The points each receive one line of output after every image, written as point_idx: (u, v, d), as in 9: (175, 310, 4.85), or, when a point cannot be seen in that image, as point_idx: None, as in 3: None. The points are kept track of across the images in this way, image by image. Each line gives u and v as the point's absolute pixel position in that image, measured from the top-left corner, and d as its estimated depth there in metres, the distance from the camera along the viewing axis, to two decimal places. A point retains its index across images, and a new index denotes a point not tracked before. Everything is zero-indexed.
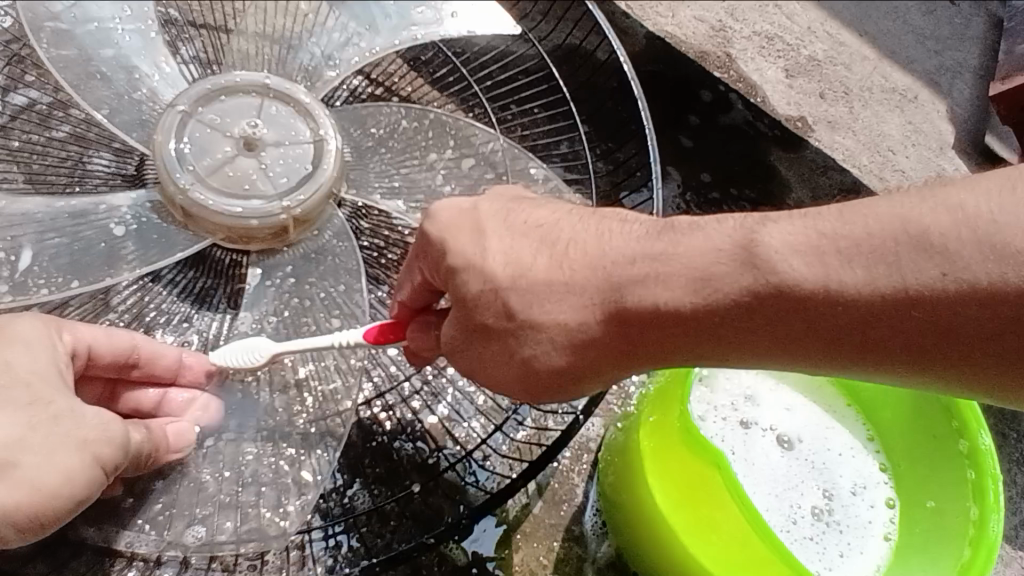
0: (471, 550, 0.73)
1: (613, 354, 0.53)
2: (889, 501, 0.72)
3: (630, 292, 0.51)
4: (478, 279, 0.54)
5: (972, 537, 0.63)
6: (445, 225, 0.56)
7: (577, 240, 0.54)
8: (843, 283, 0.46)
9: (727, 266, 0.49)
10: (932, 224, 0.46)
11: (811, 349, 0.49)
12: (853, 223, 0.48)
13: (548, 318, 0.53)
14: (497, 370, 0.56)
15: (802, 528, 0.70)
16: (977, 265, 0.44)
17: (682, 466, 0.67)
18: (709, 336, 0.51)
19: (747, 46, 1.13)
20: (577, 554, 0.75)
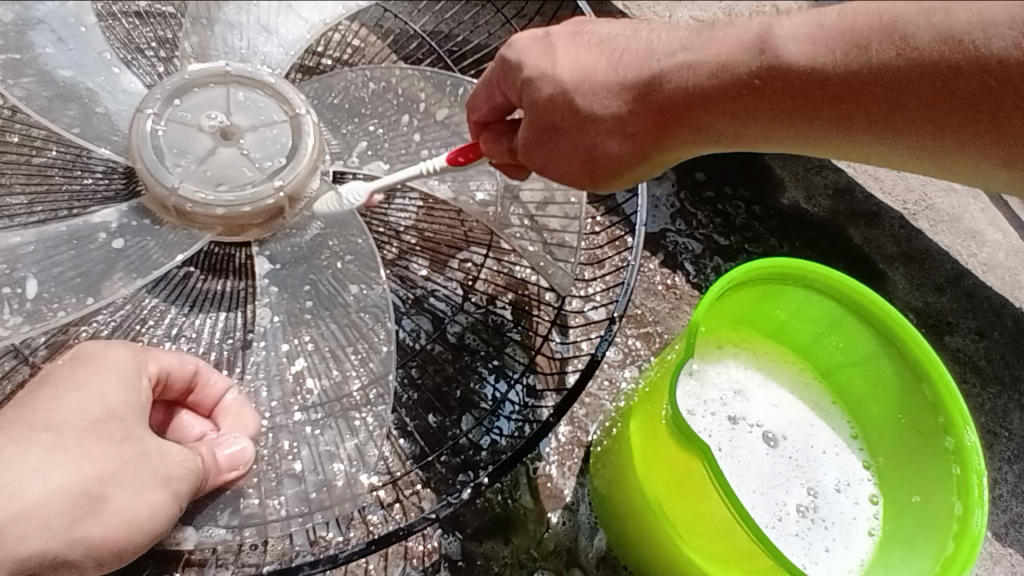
0: (465, 541, 0.75)
1: (652, 126, 0.58)
2: (873, 498, 0.73)
3: (665, 79, 0.56)
4: (551, 85, 0.60)
5: (958, 531, 0.64)
6: (522, 48, 0.63)
7: (630, 47, 0.60)
8: (825, 62, 0.52)
9: (743, 52, 0.54)
10: (900, 11, 0.51)
11: (829, 120, 0.54)
12: (846, 17, 0.53)
13: (601, 111, 0.59)
14: (557, 155, 0.63)
15: (788, 525, 0.70)
16: (926, 42, 0.50)
17: (668, 463, 0.63)
18: (725, 114, 0.56)
19: None
20: (569, 547, 0.76)
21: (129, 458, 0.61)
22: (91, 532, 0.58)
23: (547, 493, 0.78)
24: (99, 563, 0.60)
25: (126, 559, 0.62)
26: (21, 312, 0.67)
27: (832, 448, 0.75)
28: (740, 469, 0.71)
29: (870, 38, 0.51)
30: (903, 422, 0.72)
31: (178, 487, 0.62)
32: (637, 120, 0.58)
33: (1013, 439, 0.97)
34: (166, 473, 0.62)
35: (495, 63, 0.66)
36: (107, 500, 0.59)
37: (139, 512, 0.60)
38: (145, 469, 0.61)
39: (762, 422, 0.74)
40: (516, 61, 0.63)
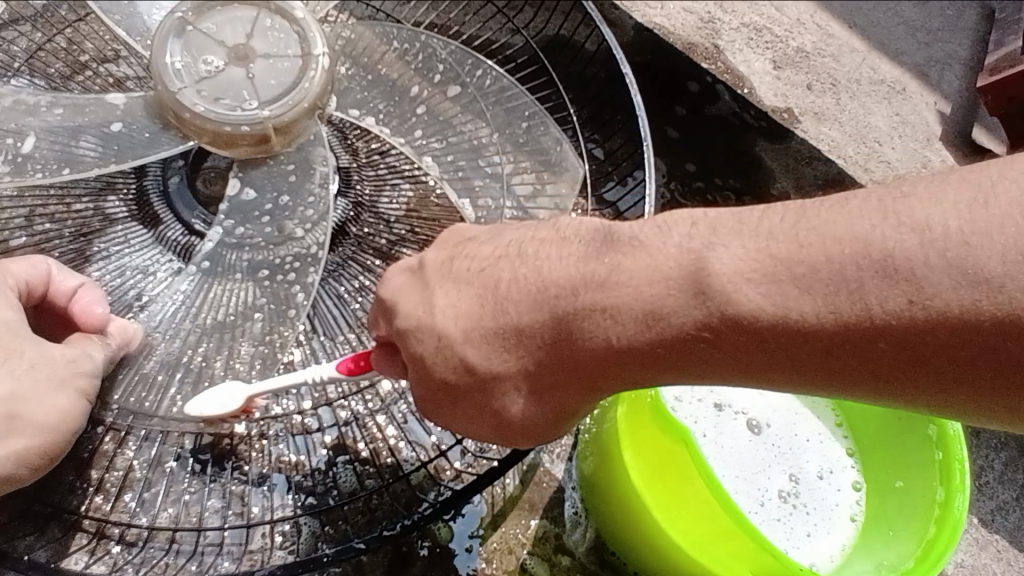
0: (456, 528, 0.76)
1: (568, 376, 0.52)
2: (856, 484, 0.74)
3: (579, 327, 0.50)
4: (433, 339, 0.53)
5: (937, 516, 0.64)
6: (399, 288, 0.57)
7: (518, 275, 0.52)
8: (801, 313, 0.44)
9: (677, 301, 0.47)
10: (894, 242, 0.43)
11: (757, 367, 0.47)
12: (810, 249, 0.45)
13: (499, 367, 0.52)
14: (467, 410, 0.56)
15: (769, 509, 0.71)
16: (941, 295, 0.41)
17: None
18: (671, 367, 0.49)
19: (735, 37, 1.15)
20: (556, 532, 0.77)
21: (21, 372, 0.63)
22: (18, 444, 0.63)
23: (537, 481, 0.79)
24: (33, 470, 0.64)
25: (57, 460, 0.66)
26: (9, 161, 0.71)
27: (817, 436, 0.76)
28: (725, 455, 0.72)
29: (843, 307, 0.43)
30: (886, 410, 0.73)
31: (80, 385, 0.65)
32: (547, 375, 0.52)
33: (1000, 427, 0.98)
34: (65, 376, 0.64)
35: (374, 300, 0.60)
36: (21, 412, 0.63)
37: (52, 414, 0.64)
38: (39, 378, 0.63)
39: (747, 409, 0.75)
40: (394, 303, 0.57)
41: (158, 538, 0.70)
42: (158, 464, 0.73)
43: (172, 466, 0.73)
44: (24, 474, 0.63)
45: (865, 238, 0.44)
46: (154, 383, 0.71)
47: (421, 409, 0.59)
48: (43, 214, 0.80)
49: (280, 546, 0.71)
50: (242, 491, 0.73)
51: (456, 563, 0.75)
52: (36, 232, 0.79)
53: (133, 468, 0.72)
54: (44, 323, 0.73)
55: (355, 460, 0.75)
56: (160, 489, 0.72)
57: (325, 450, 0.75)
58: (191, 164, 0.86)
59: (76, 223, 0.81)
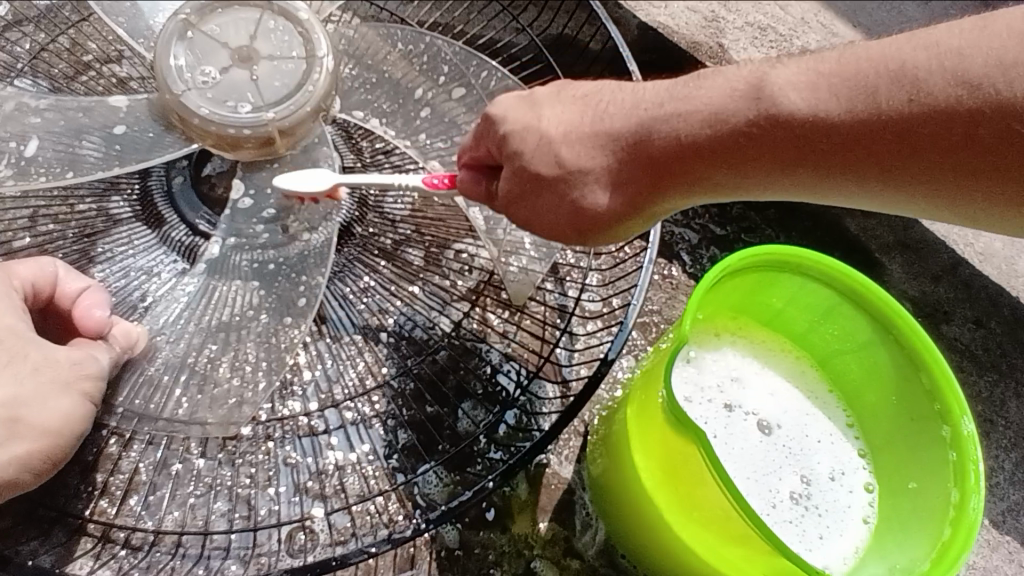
0: (463, 530, 0.75)
1: (643, 177, 0.53)
2: (868, 486, 0.73)
3: (653, 129, 0.52)
4: (535, 138, 0.56)
5: (953, 518, 0.64)
6: (507, 106, 0.59)
7: (616, 99, 0.56)
8: (830, 112, 0.46)
9: (737, 101, 0.49)
10: (906, 57, 0.45)
11: (812, 169, 0.49)
12: (848, 63, 0.47)
13: (585, 164, 0.54)
14: (549, 216, 0.57)
15: (781, 511, 0.70)
16: (938, 88, 0.44)
17: (662, 446, 0.63)
18: (728, 162, 0.50)
19: (740, 36, 1.14)
20: (565, 535, 0.76)
21: (23, 376, 0.63)
22: (21, 448, 0.62)
23: (545, 483, 0.78)
24: (37, 477, 0.63)
25: (61, 464, 0.65)
26: (13, 166, 0.70)
27: (828, 437, 0.75)
28: (736, 456, 0.71)
29: (878, 81, 0.45)
30: (899, 409, 0.72)
31: (83, 388, 0.64)
32: (625, 172, 0.53)
33: (1010, 428, 0.97)
34: (67, 379, 0.64)
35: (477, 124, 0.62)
36: (21, 417, 0.62)
37: (53, 418, 0.63)
38: (40, 382, 0.63)
39: (757, 410, 0.74)
40: (491, 116, 0.59)
41: (164, 541, 0.69)
42: (162, 468, 0.72)
43: (177, 469, 0.72)
44: (25, 480, 0.62)
45: (892, 56, 0.46)
46: (158, 384, 0.70)
47: (506, 215, 0.60)
48: (47, 214, 0.79)
49: (286, 549, 0.70)
50: (249, 494, 0.72)
51: (465, 564, 0.74)
52: (39, 233, 0.79)
53: (137, 471, 0.71)
54: (51, 326, 0.72)
55: (361, 461, 0.75)
56: (166, 492, 0.71)
57: (330, 453, 0.75)
58: (195, 165, 0.85)
59: (79, 223, 0.80)
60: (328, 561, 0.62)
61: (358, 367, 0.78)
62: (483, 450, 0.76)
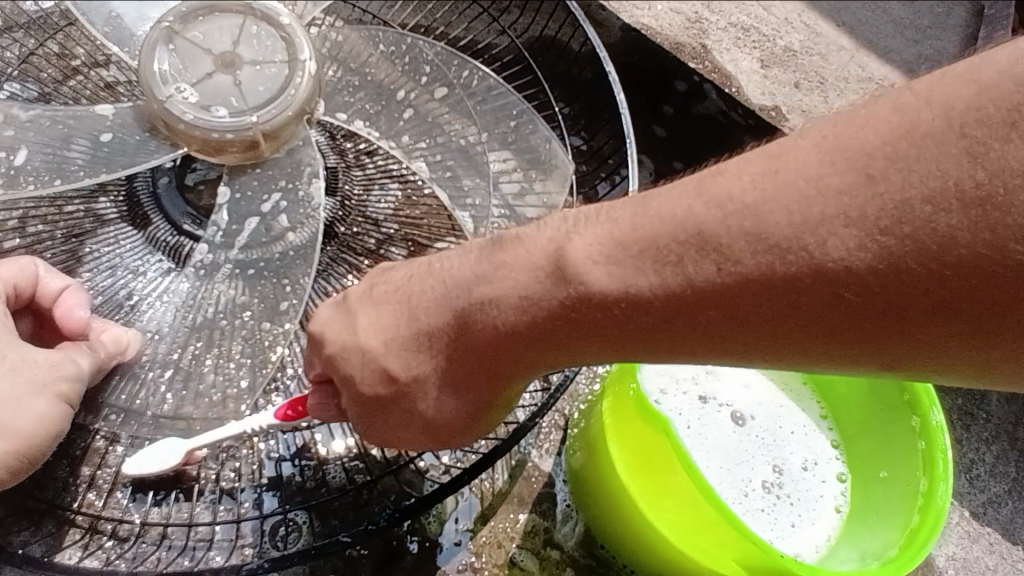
0: (445, 522, 0.76)
1: (470, 372, 0.54)
2: (841, 476, 0.74)
3: (472, 318, 0.51)
4: (358, 355, 0.56)
5: (921, 506, 0.65)
6: (320, 321, 0.60)
7: (428, 290, 0.54)
8: (638, 289, 0.45)
9: (546, 283, 0.49)
10: (701, 221, 0.44)
11: (634, 346, 0.48)
12: (643, 229, 0.46)
13: (417, 372, 0.55)
14: (403, 430, 0.60)
15: (755, 500, 0.71)
16: (714, 275, 0.44)
17: (636, 438, 0.65)
18: (558, 338, 0.50)
19: (723, 37, 1.16)
20: (545, 526, 0.77)
21: (2, 376, 0.64)
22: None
23: (525, 476, 0.80)
24: (14, 474, 0.64)
25: (39, 464, 0.66)
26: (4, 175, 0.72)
27: (802, 428, 0.76)
28: (711, 447, 0.72)
29: (674, 251, 0.45)
30: (871, 401, 0.74)
31: (59, 390, 0.65)
32: (450, 371, 0.54)
33: (989, 421, 0.99)
34: (43, 380, 0.65)
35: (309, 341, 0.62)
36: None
37: (28, 419, 0.64)
38: (17, 382, 0.64)
39: (732, 402, 0.75)
40: (320, 334, 0.59)
41: (150, 532, 0.71)
42: None
43: None
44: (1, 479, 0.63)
45: (679, 213, 0.45)
46: (143, 381, 0.71)
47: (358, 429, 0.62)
48: (35, 216, 0.80)
49: (270, 541, 0.71)
50: (233, 488, 0.73)
51: (446, 556, 0.75)
52: (28, 234, 0.80)
53: (124, 465, 0.73)
54: (44, 328, 0.75)
55: (344, 455, 0.76)
56: (151, 486, 0.73)
57: (314, 448, 0.76)
58: (180, 168, 0.86)
59: (67, 224, 0.82)
60: (308, 550, 0.63)
61: None
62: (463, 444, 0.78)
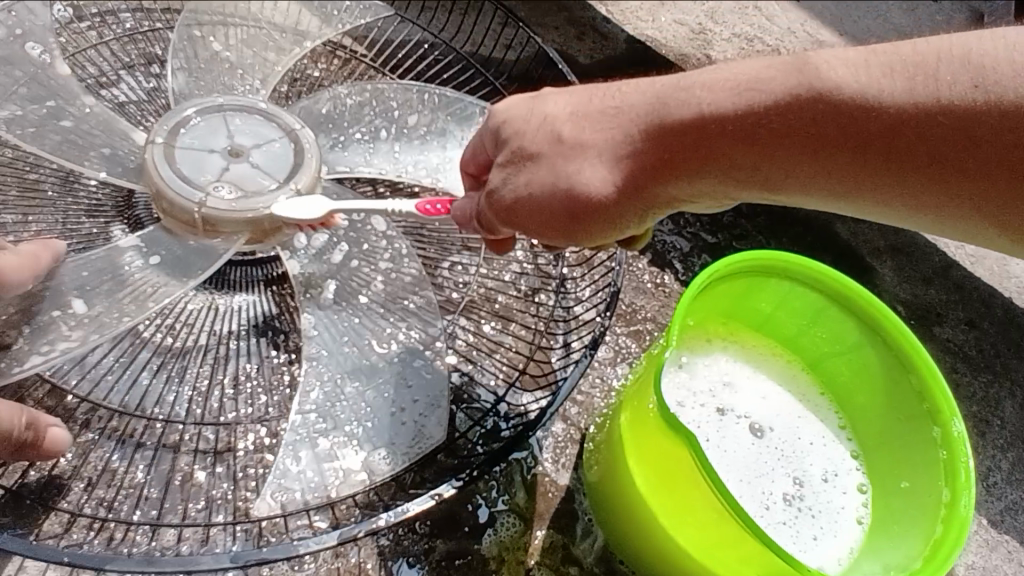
0: (463, 537, 0.75)
1: (653, 151, 0.54)
2: (862, 487, 0.74)
3: (674, 107, 0.54)
4: (539, 118, 0.60)
5: (943, 517, 0.65)
6: (511, 103, 0.64)
7: (635, 86, 0.58)
8: (881, 92, 0.48)
9: (779, 75, 0.51)
10: (973, 44, 0.47)
11: (842, 157, 0.50)
12: (902, 44, 0.49)
13: (587, 138, 0.57)
14: (539, 195, 0.57)
15: (775, 513, 0.70)
16: (1008, 83, 0.45)
17: (656, 452, 0.64)
18: (746, 140, 0.52)
19: (727, 48, 1.16)
20: (563, 542, 0.77)
21: None
22: None
23: (541, 490, 0.79)
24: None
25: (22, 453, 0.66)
26: None
27: (821, 439, 0.76)
28: (730, 459, 0.72)
29: (919, 69, 0.47)
30: (892, 413, 0.73)
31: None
32: (637, 150, 0.55)
33: (1005, 427, 0.98)
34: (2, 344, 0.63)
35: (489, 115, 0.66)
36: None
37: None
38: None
39: (749, 413, 0.75)
40: (507, 110, 0.63)
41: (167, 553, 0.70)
42: (165, 482, 0.73)
43: (179, 483, 0.73)
44: None
45: (953, 43, 0.48)
46: None
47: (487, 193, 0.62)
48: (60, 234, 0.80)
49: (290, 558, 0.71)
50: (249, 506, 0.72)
51: (465, 573, 0.74)
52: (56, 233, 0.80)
53: (139, 487, 0.72)
54: None
55: None
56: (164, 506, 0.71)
57: None
58: None
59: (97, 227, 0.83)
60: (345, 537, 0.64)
61: None
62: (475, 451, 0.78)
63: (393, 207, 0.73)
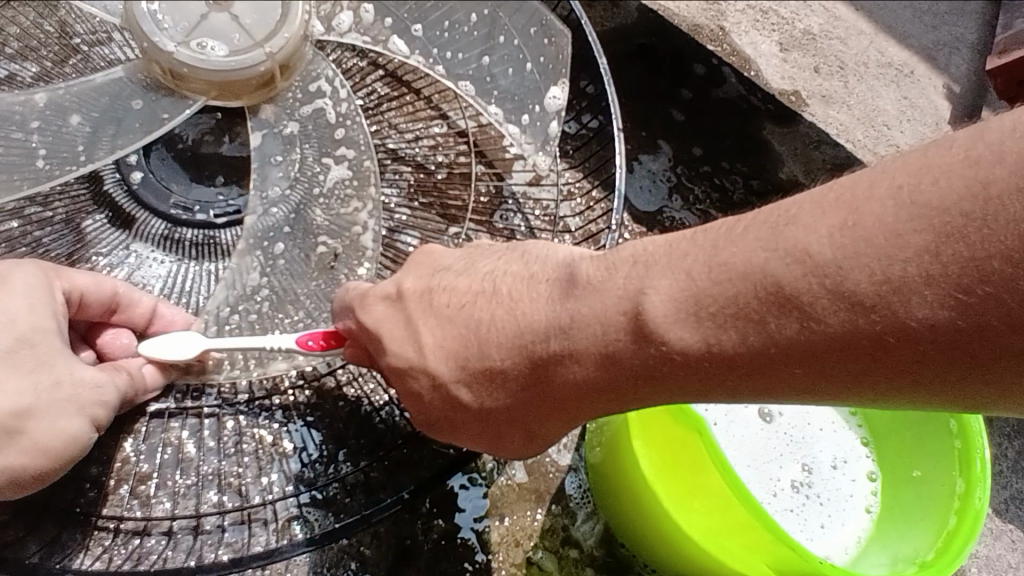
0: (460, 519, 0.74)
1: (537, 396, 0.55)
2: (872, 474, 0.72)
3: (551, 369, 0.53)
4: (427, 377, 0.58)
5: (957, 508, 0.63)
6: (377, 319, 0.61)
7: (495, 319, 0.55)
8: (723, 349, 0.45)
9: (613, 329, 0.49)
10: (779, 276, 0.43)
11: (735, 384, 0.47)
12: (721, 283, 0.45)
13: (487, 401, 0.57)
14: (472, 432, 0.61)
15: (784, 500, 0.69)
16: (834, 321, 0.42)
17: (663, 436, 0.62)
18: (631, 381, 0.50)
19: (742, 19, 1.12)
20: (564, 524, 0.75)
21: (43, 390, 0.61)
22: (10, 461, 0.60)
23: (543, 471, 0.77)
24: (18, 486, 0.61)
25: (44, 483, 0.63)
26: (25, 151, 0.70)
27: (831, 424, 0.73)
28: (737, 443, 0.70)
29: (762, 312, 0.44)
30: None
31: (92, 414, 0.63)
32: (514, 387, 0.55)
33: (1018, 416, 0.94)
34: (79, 402, 0.63)
35: (354, 326, 0.64)
36: (23, 432, 0.61)
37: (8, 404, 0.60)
38: (58, 398, 0.62)
39: (760, 398, 0.72)
40: (374, 334, 0.61)
41: (157, 528, 0.68)
42: (152, 456, 0.71)
43: (165, 458, 0.71)
44: (7, 484, 0.61)
45: (752, 266, 0.44)
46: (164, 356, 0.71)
47: (422, 427, 0.64)
48: (35, 200, 0.78)
49: (282, 529, 0.70)
50: (241, 484, 0.71)
51: (463, 554, 0.73)
52: (27, 218, 0.77)
53: (128, 460, 0.71)
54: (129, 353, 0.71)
55: (357, 448, 0.74)
56: (156, 479, 0.70)
57: (323, 443, 0.73)
58: (170, 136, 0.82)
59: (66, 207, 0.79)
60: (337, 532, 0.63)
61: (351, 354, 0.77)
62: None
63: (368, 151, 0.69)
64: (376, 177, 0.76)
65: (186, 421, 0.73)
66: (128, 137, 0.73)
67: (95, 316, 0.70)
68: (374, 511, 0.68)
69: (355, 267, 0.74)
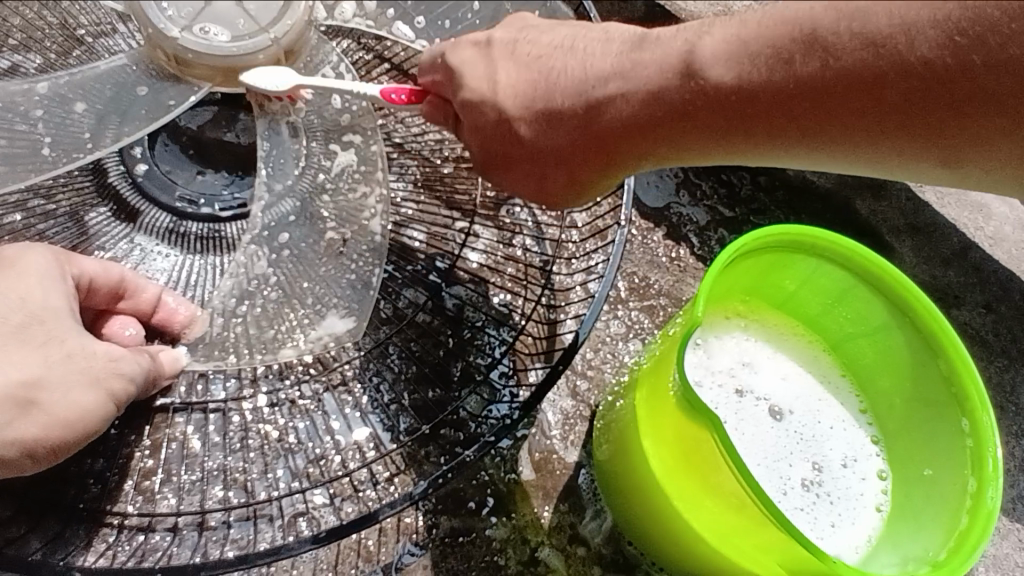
0: (466, 516, 0.73)
1: (588, 142, 0.53)
2: (882, 473, 0.71)
3: (601, 110, 0.52)
4: (493, 112, 0.56)
5: (970, 507, 0.62)
6: (460, 59, 0.59)
7: (566, 65, 0.54)
8: (763, 98, 0.46)
9: (668, 77, 0.49)
10: (817, 21, 0.44)
11: (761, 129, 0.48)
12: (766, 25, 0.46)
13: (532, 135, 0.55)
14: (523, 176, 0.58)
15: (793, 499, 0.68)
16: (847, 51, 0.44)
17: (673, 433, 0.61)
18: (673, 119, 0.49)
19: (749, 13, 1.10)
20: (571, 522, 0.75)
21: (56, 360, 0.61)
22: (25, 431, 0.59)
23: (549, 469, 0.76)
24: (34, 461, 0.60)
25: (61, 458, 0.62)
26: (30, 144, 0.70)
27: (841, 423, 0.73)
28: (748, 442, 0.69)
29: (792, 50, 0.45)
30: (915, 399, 0.70)
31: (109, 385, 0.62)
32: (564, 124, 0.53)
33: None
34: (95, 373, 0.62)
35: (428, 64, 0.62)
36: (37, 402, 0.60)
37: (20, 374, 0.59)
38: (71, 368, 0.61)
39: (769, 395, 0.72)
40: (456, 72, 0.58)
41: (162, 524, 0.68)
42: (156, 452, 0.71)
43: (169, 454, 0.71)
44: (21, 459, 0.59)
45: (799, 14, 0.45)
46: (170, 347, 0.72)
47: (483, 172, 0.61)
48: (40, 193, 0.77)
49: (287, 525, 0.69)
50: (246, 479, 0.70)
51: (469, 551, 0.72)
52: (32, 211, 0.77)
53: (133, 456, 0.70)
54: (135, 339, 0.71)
55: (362, 444, 0.73)
56: (161, 475, 0.70)
57: (328, 438, 0.73)
58: (173, 128, 0.81)
59: (71, 200, 0.79)
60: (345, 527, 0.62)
61: (356, 349, 0.76)
62: (488, 417, 0.75)
63: (358, 90, 0.67)
64: (384, 163, 0.76)
65: (191, 416, 0.72)
66: (132, 125, 0.72)
67: (103, 301, 0.70)
68: (384, 509, 0.64)
69: (361, 261, 0.73)
